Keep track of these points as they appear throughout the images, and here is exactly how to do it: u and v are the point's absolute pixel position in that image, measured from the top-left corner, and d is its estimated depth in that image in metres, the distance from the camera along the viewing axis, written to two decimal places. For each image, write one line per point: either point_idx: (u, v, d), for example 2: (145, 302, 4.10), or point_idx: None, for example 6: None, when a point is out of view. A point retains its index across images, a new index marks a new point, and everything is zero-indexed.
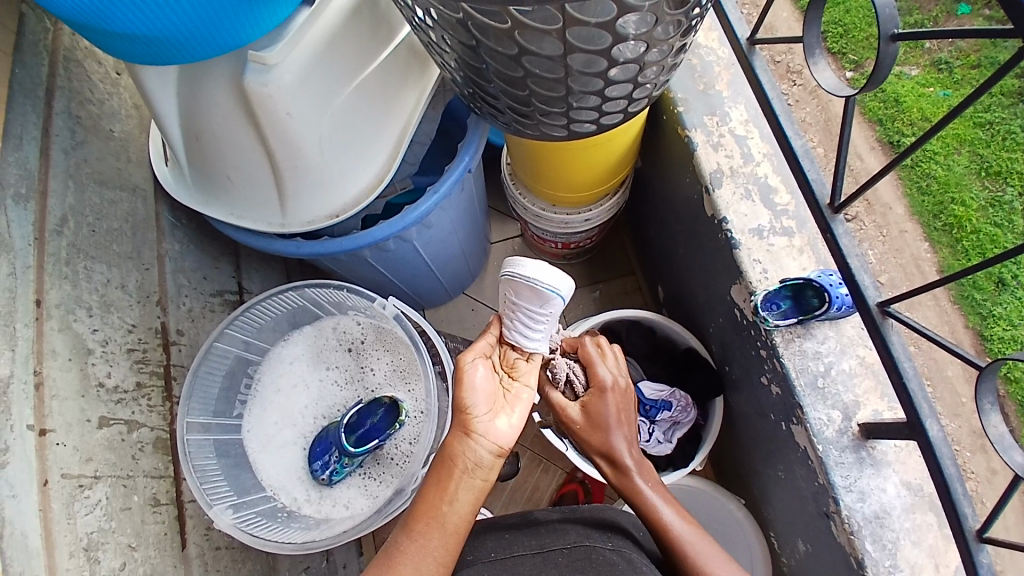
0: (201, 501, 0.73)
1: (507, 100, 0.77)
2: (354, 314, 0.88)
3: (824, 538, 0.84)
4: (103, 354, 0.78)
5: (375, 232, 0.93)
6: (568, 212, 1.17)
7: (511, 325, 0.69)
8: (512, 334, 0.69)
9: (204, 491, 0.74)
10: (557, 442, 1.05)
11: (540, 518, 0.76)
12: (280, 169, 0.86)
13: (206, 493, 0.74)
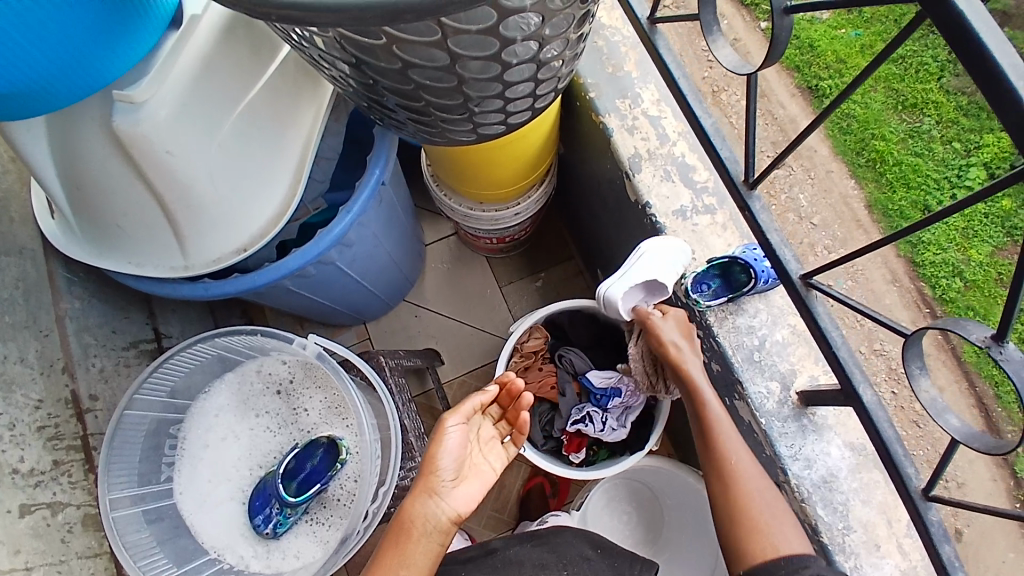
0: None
1: (405, 113, 0.73)
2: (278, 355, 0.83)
3: None
4: (12, 438, 0.74)
5: (288, 262, 0.88)
6: (496, 209, 1.14)
7: None
8: None
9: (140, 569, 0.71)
10: None
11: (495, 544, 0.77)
12: (173, 210, 0.80)
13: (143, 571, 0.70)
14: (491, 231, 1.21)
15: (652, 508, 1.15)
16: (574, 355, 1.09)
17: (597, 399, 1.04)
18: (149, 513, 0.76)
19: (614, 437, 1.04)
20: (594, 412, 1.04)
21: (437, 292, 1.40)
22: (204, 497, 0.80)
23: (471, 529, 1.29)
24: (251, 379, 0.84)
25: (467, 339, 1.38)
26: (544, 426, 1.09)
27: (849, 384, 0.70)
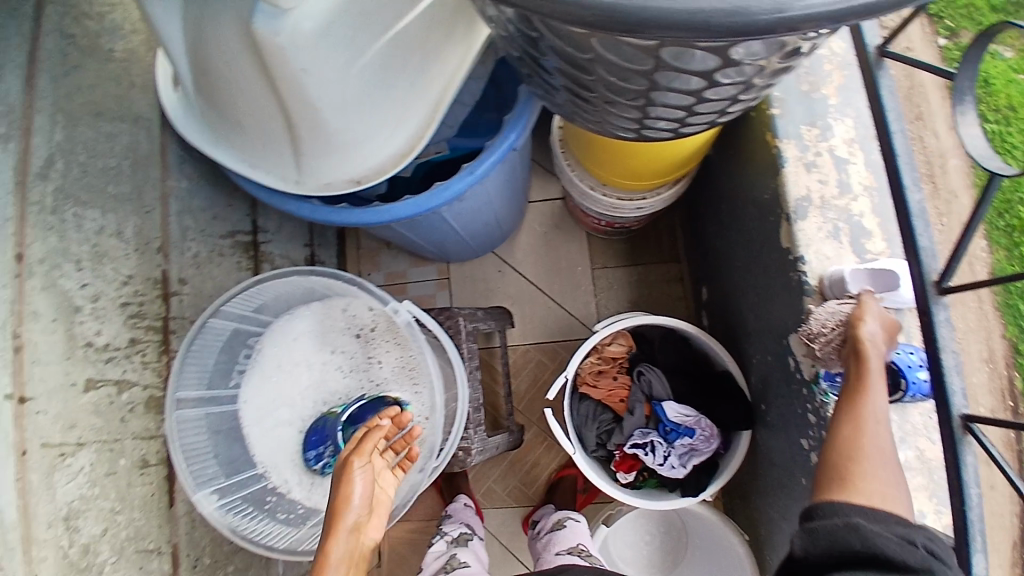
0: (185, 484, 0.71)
1: (569, 96, 0.62)
2: (368, 301, 0.81)
3: None
4: (93, 311, 0.72)
5: (397, 208, 0.83)
6: (618, 196, 1.03)
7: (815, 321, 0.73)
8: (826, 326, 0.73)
9: (191, 474, 0.71)
10: (566, 443, 0.98)
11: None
12: (297, 127, 0.75)
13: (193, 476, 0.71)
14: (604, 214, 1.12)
15: (676, 538, 1.14)
16: (654, 376, 1.02)
17: (665, 431, 0.99)
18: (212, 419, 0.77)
19: (671, 475, 0.98)
20: (659, 443, 0.99)
21: (527, 253, 1.33)
22: (266, 416, 0.81)
23: (495, 493, 1.29)
24: (336, 317, 0.83)
25: (544, 310, 1.32)
26: (600, 434, 1.05)
27: (964, 552, 0.60)
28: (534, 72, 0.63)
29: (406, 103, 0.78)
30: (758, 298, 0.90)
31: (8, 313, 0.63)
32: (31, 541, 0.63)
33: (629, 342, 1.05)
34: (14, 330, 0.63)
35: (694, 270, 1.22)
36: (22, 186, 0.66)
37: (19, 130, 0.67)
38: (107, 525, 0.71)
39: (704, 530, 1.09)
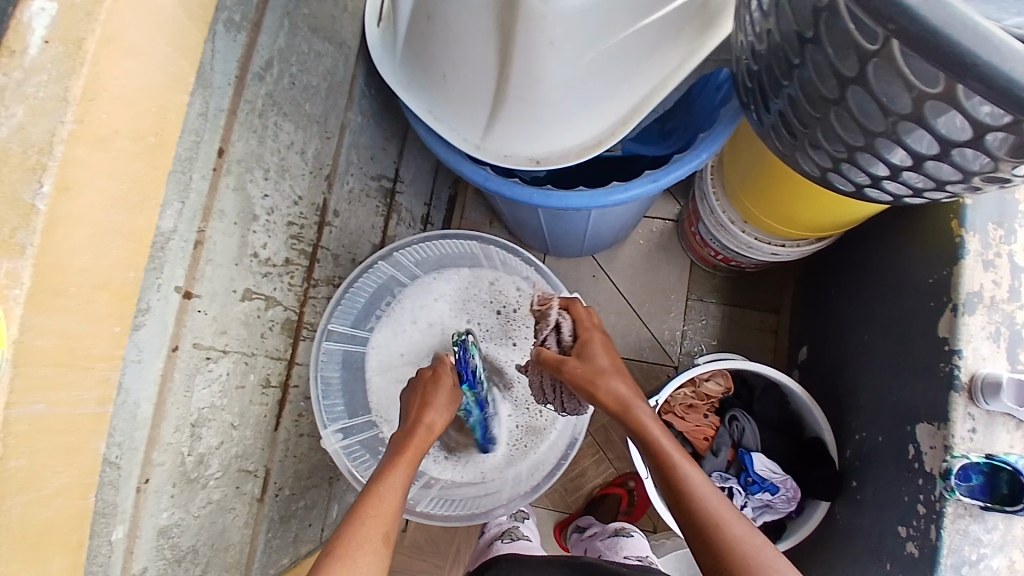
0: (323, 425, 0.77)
1: (818, 131, 0.61)
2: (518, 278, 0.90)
3: None
4: (266, 223, 0.70)
5: (571, 197, 0.80)
6: (758, 237, 1.02)
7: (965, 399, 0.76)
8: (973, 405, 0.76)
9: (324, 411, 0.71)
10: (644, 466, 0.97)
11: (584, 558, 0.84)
12: (507, 93, 0.75)
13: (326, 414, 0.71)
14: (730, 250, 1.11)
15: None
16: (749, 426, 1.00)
17: (747, 481, 0.98)
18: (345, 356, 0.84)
19: None
20: (736, 491, 0.98)
21: (626, 266, 1.32)
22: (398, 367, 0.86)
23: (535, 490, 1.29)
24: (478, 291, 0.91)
25: (628, 326, 1.31)
26: None
27: None
28: (793, 101, 0.61)
29: (613, 96, 0.77)
30: (890, 380, 0.89)
31: (201, 205, 0.60)
32: (156, 442, 0.60)
33: (728, 383, 1.03)
34: (200, 224, 0.61)
35: (796, 327, 1.21)
36: (242, 81, 0.63)
37: (251, 24, 0.64)
38: (224, 438, 0.68)
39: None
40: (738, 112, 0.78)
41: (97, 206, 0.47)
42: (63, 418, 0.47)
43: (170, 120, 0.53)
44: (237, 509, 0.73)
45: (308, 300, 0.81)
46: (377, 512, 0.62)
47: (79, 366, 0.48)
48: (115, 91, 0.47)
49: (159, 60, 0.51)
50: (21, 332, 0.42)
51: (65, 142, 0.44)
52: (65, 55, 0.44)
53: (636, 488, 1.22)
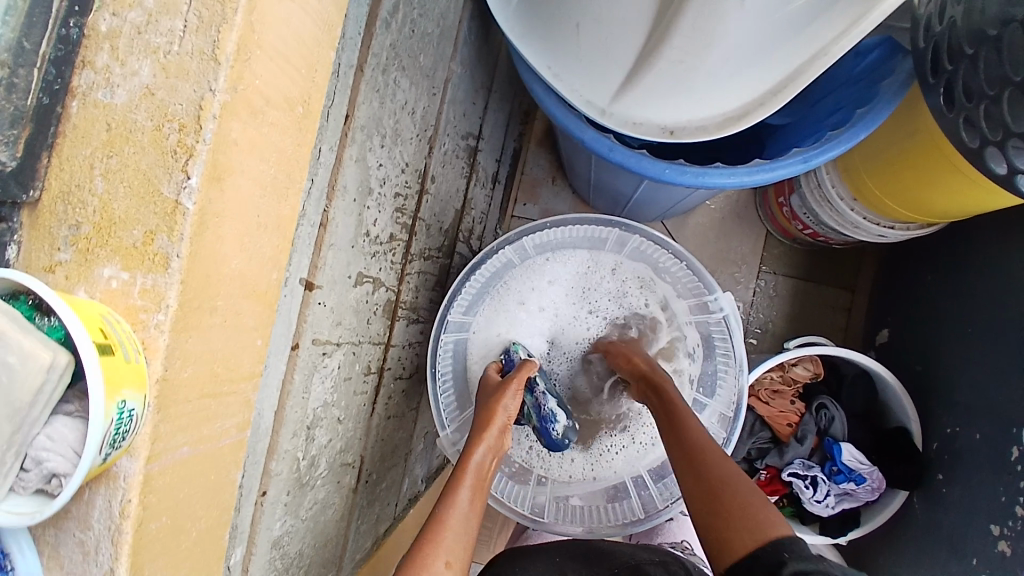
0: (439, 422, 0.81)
1: (983, 109, 0.56)
2: (642, 264, 0.85)
3: None
4: (378, 196, 0.61)
5: (708, 174, 0.71)
6: (867, 215, 0.93)
7: None
8: None
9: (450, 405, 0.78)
10: None
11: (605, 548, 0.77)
12: (661, 53, 0.63)
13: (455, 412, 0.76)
14: (824, 225, 1.02)
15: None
16: (835, 413, 0.99)
17: (832, 470, 0.95)
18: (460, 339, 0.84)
19: (817, 511, 0.96)
20: (819, 479, 0.96)
21: (697, 236, 1.24)
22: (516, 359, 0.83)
23: None
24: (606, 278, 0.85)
25: None
26: (750, 449, 1.02)
27: None
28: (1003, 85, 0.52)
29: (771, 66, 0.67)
30: (998, 383, 0.83)
31: (327, 181, 0.51)
32: (273, 452, 0.52)
33: (818, 369, 1.00)
34: (325, 204, 0.51)
35: (875, 309, 1.14)
36: (371, 30, 0.52)
37: None
38: (332, 435, 0.62)
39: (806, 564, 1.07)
40: (904, 85, 0.67)
41: (248, 196, 0.37)
42: (207, 456, 0.38)
43: (318, 85, 0.42)
44: (336, 504, 0.67)
45: (405, 276, 0.74)
46: (445, 538, 0.65)
47: (224, 391, 0.39)
48: (271, 48, 0.36)
49: (315, 7, 0.39)
50: (165, 366, 0.33)
51: (215, 117, 0.33)
52: None
53: None
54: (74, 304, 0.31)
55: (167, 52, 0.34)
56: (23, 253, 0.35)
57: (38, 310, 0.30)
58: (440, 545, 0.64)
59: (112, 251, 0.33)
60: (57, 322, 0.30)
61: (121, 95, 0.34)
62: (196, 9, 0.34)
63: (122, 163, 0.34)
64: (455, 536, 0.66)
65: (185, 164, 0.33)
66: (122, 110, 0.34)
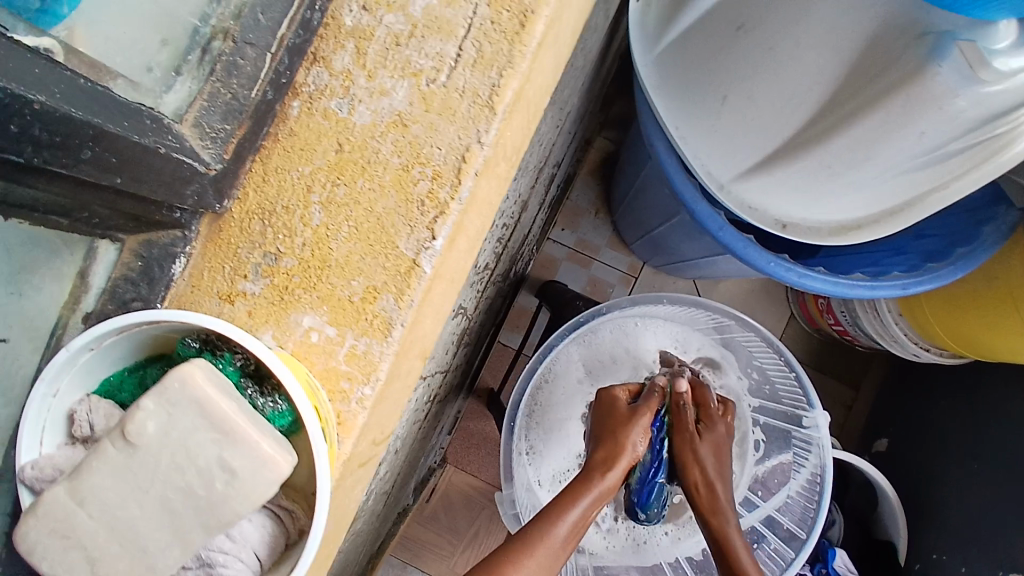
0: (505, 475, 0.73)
1: None
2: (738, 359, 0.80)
3: None
4: (494, 228, 0.57)
5: (808, 278, 0.70)
6: (907, 331, 0.96)
7: None
8: None
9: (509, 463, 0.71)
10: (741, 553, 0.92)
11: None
12: (813, 155, 0.62)
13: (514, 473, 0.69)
14: (859, 328, 1.04)
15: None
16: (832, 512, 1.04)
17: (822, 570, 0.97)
18: (541, 389, 0.77)
19: None
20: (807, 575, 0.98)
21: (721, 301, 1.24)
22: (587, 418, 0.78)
23: None
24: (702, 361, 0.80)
25: None
26: None
27: None
28: None
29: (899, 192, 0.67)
30: (993, 522, 0.87)
31: None
32: None
33: None
34: None
35: (876, 413, 1.16)
36: None
37: None
38: (387, 466, 0.57)
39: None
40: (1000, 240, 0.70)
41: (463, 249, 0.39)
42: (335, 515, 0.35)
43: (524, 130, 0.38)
44: (361, 531, 0.62)
45: (479, 303, 0.69)
46: (532, 564, 0.57)
47: None
48: None
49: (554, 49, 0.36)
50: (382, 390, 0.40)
51: (473, 174, 0.36)
52: (496, 30, 0.36)
53: None
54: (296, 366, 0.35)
55: (429, 82, 0.36)
56: (188, 268, 0.37)
57: (244, 374, 0.35)
58: (565, 522, 0.61)
59: (320, 297, 0.36)
60: (282, 407, 0.35)
61: (369, 114, 0.36)
62: (474, 41, 0.36)
63: (348, 199, 0.36)
64: (572, 524, 0.61)
65: (431, 222, 0.36)
66: (362, 134, 0.37)
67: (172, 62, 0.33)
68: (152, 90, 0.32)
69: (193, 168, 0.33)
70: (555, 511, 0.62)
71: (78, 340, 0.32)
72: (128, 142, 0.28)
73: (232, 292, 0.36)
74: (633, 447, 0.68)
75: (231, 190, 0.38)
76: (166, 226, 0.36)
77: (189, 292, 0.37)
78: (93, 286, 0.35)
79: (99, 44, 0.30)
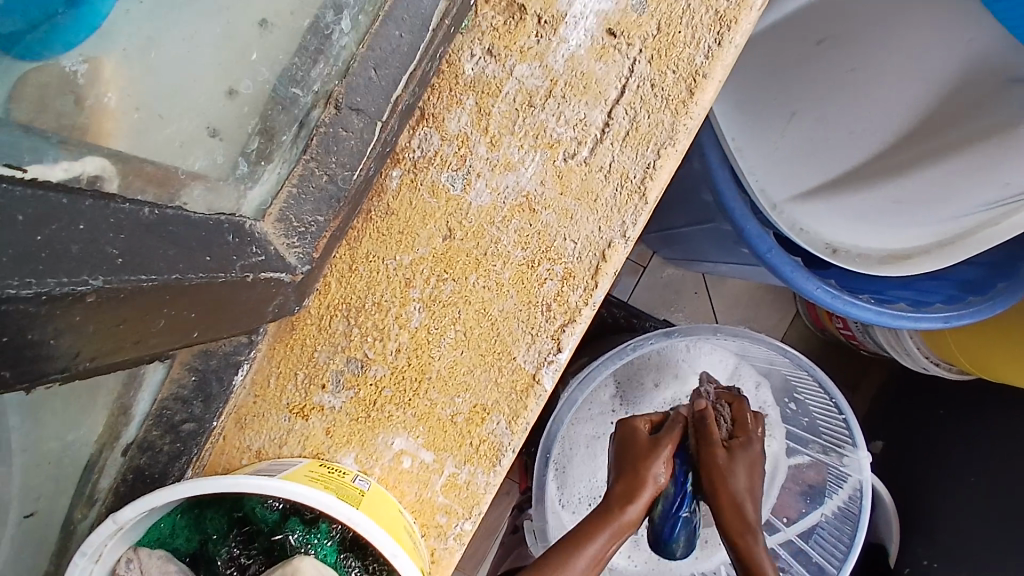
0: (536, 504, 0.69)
1: None
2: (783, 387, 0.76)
3: None
4: None
5: (854, 308, 0.66)
6: (921, 345, 0.94)
7: None
8: None
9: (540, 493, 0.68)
10: None
11: None
12: (889, 182, 0.59)
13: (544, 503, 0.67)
14: (871, 337, 1.01)
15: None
16: None
17: None
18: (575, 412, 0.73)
19: None
20: None
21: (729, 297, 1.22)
22: None
23: None
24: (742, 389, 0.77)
25: None
26: None
27: None
28: None
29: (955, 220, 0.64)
30: (988, 532, 0.90)
31: None
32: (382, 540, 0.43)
33: None
34: None
35: (874, 415, 1.18)
36: None
37: None
38: None
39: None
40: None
41: None
42: None
43: None
44: None
45: None
46: None
47: None
48: None
49: None
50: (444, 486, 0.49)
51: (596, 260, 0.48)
52: (670, 101, 0.47)
53: None
54: (387, 521, 0.43)
55: (565, 159, 0.47)
56: (253, 375, 0.48)
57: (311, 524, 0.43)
58: (584, 556, 0.54)
59: (417, 418, 0.48)
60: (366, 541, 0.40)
61: (532, 176, 0.48)
62: (632, 122, 0.47)
63: (460, 297, 0.48)
64: (591, 559, 0.54)
65: (557, 334, 0.48)
66: (531, 186, 0.48)
67: (218, 143, 0.36)
68: (233, 189, 0.36)
69: (282, 278, 0.39)
70: (572, 542, 0.55)
71: (121, 513, 0.37)
72: (213, 284, 0.31)
73: (305, 409, 0.48)
74: (657, 478, 0.59)
75: (276, 288, 0.39)
76: (235, 340, 0.45)
77: (254, 400, 0.48)
78: (136, 414, 0.44)
79: (194, 158, 0.35)
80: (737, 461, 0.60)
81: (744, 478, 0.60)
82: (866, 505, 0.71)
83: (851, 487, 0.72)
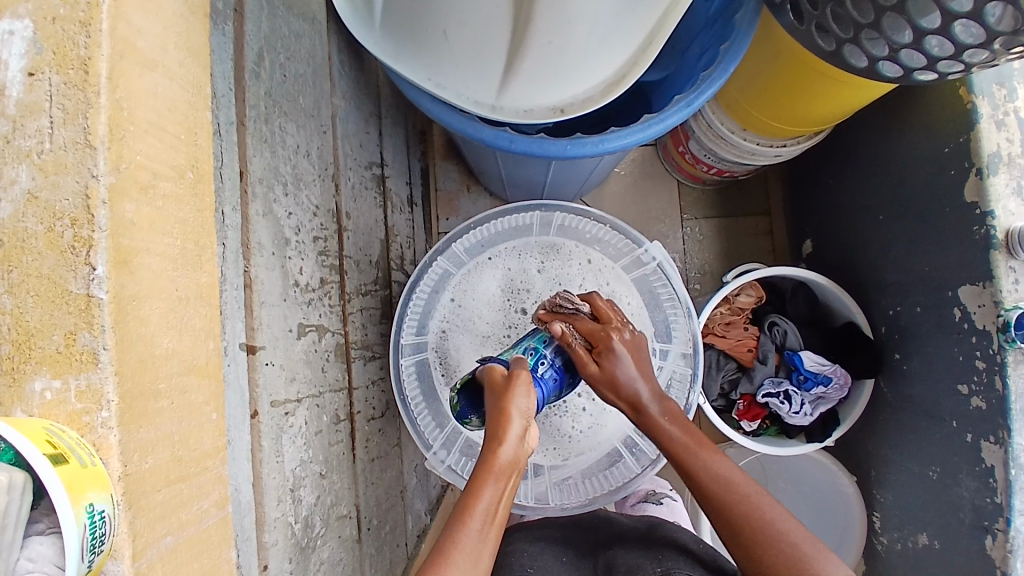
0: (420, 445, 0.74)
1: (830, 13, 0.63)
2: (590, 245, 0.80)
3: (965, 546, 0.85)
4: (297, 245, 0.60)
5: (607, 140, 0.74)
6: (758, 141, 0.99)
7: (1010, 251, 0.78)
8: (1013, 254, 0.78)
9: (423, 434, 0.76)
10: (711, 412, 0.97)
11: (617, 514, 0.80)
12: (533, 38, 0.65)
13: (426, 436, 0.75)
14: (725, 161, 1.07)
15: (757, 479, 1.17)
16: (792, 326, 1.04)
17: (800, 380, 1.00)
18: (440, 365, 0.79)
19: (797, 421, 1.01)
20: (792, 392, 1.01)
21: (617, 201, 1.27)
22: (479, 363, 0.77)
23: None
24: (532, 279, 0.79)
25: None
26: (723, 383, 1.06)
27: None
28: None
29: (623, 26, 0.69)
30: (916, 258, 0.91)
31: (239, 242, 0.50)
32: (263, 524, 0.51)
33: (759, 292, 1.04)
34: (243, 264, 0.51)
35: (795, 220, 1.20)
36: (242, 83, 0.52)
37: (233, 9, 0.51)
38: (319, 492, 0.61)
39: (800, 474, 1.11)
40: (755, 13, 0.73)
41: (162, 273, 0.37)
42: (193, 542, 0.38)
43: (202, 147, 0.41)
44: (344, 559, 0.67)
45: (348, 317, 0.73)
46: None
47: (193, 471, 0.38)
48: (144, 121, 0.36)
49: (177, 71, 0.39)
50: (124, 462, 0.32)
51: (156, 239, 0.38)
52: (71, 86, 0.33)
53: (767, 401, 1.03)
54: (14, 422, 0.31)
55: (41, 153, 0.33)
56: None
57: None
58: (478, 514, 0.56)
59: (43, 361, 0.33)
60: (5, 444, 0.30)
61: (4, 208, 0.33)
62: (59, 102, 0.33)
63: (24, 275, 0.33)
64: (491, 512, 0.56)
65: (88, 257, 0.32)
66: (9, 223, 0.33)
67: None
68: None
69: None
70: (467, 501, 0.57)
71: None
72: None
73: None
74: (518, 409, 0.61)
75: None
76: None
77: None
78: None
79: None
80: (614, 367, 0.69)
81: (634, 370, 0.69)
82: (673, 278, 0.77)
83: (662, 275, 0.79)
